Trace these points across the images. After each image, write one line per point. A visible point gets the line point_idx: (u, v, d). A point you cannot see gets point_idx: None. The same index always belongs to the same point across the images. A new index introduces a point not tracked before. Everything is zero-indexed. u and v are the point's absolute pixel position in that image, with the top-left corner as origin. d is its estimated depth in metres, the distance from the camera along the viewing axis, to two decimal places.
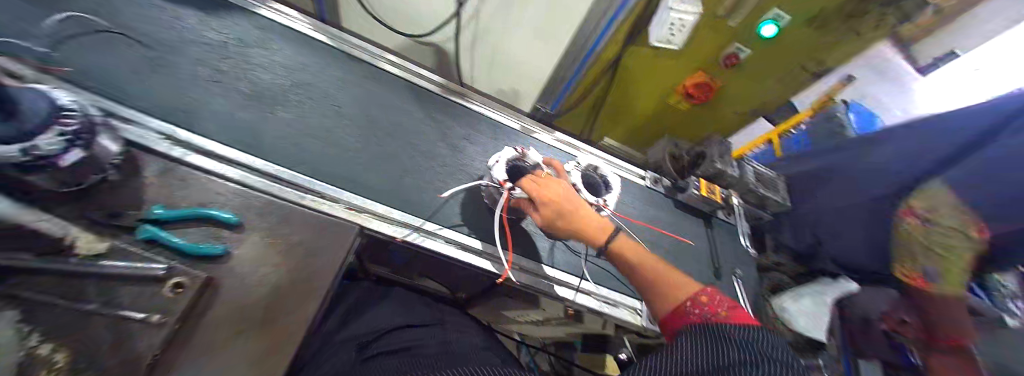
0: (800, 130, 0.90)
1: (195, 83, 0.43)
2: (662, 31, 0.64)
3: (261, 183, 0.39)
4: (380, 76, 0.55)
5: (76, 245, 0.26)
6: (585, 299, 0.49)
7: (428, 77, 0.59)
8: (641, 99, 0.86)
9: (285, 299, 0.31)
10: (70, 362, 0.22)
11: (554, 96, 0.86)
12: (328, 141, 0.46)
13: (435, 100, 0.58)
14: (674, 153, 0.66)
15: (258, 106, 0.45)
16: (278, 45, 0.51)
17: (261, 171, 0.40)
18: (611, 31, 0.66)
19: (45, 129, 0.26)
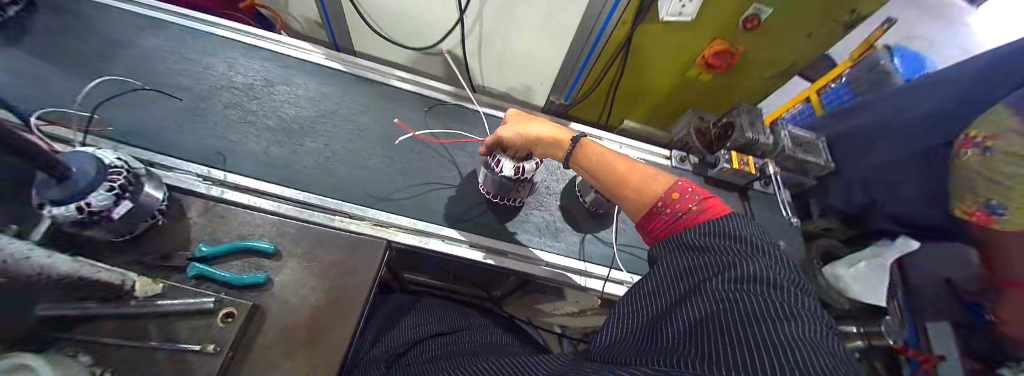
0: (838, 84, 0.83)
1: (227, 125, 0.46)
2: (671, 5, 0.62)
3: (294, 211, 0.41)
4: (393, 93, 0.56)
5: (136, 290, 0.27)
6: (615, 288, 0.47)
7: (439, 87, 0.60)
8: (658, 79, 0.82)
9: (321, 316, 0.32)
10: None
11: (566, 86, 0.85)
12: (354, 164, 0.48)
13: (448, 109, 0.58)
14: (699, 127, 0.65)
15: (288, 140, 0.47)
16: (298, 78, 0.53)
17: (291, 197, 0.42)
18: (619, 13, 0.64)
19: (96, 185, 0.28)
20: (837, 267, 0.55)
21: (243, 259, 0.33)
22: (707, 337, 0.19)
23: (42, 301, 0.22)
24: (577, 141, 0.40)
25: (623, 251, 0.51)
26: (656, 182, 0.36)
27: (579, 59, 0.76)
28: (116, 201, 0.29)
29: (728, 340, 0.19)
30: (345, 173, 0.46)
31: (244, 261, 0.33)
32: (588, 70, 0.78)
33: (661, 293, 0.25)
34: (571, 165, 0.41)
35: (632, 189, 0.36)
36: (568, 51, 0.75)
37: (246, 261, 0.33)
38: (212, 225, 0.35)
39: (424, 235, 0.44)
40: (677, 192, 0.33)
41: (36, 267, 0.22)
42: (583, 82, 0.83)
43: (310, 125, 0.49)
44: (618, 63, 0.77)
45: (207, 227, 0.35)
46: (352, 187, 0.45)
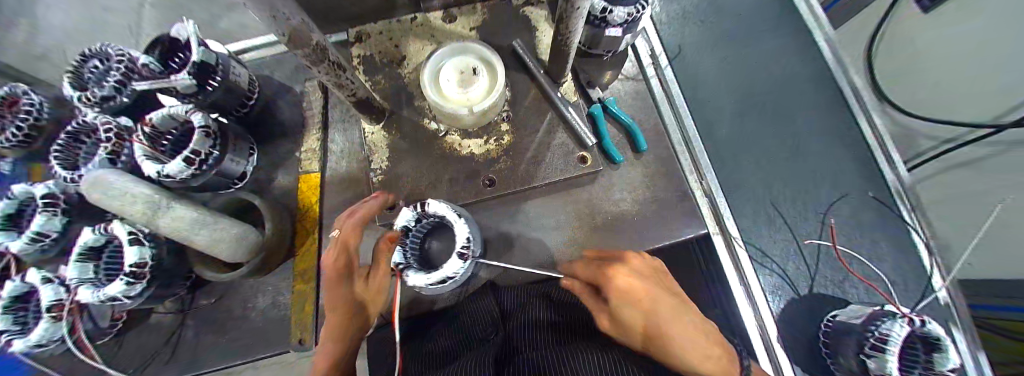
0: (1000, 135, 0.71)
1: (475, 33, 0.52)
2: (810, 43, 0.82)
3: (503, 113, 0.58)
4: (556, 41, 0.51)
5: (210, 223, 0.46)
6: (724, 258, 0.59)
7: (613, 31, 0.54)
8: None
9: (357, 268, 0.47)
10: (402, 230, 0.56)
11: (812, 94, 0.88)
12: (510, 115, 0.58)
13: (605, 61, 0.63)
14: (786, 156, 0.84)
15: (458, 74, 0.52)
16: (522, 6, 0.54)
17: (453, 108, 0.52)
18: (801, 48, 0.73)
19: (184, 78, 0.50)
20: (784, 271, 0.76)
21: (438, 125, 0.57)
22: (446, 348, 0.46)
23: (136, 221, 0.46)
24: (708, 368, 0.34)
25: (706, 252, 0.63)
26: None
27: (740, 57, 0.92)
28: (214, 121, 0.53)
29: (445, 343, 0.47)
30: (536, 109, 0.58)
31: (440, 127, 0.57)
32: (749, 71, 0.91)
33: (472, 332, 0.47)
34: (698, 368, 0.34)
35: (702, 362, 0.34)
36: (739, 55, 0.93)
37: (439, 129, 0.58)
38: (414, 129, 0.58)
39: (558, 172, 0.56)
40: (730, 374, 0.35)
41: (101, 198, 0.45)
42: (771, 76, 0.90)
43: (472, 48, 0.55)
44: (749, 75, 0.90)
45: (333, 64, 0.43)
46: (535, 129, 0.57)
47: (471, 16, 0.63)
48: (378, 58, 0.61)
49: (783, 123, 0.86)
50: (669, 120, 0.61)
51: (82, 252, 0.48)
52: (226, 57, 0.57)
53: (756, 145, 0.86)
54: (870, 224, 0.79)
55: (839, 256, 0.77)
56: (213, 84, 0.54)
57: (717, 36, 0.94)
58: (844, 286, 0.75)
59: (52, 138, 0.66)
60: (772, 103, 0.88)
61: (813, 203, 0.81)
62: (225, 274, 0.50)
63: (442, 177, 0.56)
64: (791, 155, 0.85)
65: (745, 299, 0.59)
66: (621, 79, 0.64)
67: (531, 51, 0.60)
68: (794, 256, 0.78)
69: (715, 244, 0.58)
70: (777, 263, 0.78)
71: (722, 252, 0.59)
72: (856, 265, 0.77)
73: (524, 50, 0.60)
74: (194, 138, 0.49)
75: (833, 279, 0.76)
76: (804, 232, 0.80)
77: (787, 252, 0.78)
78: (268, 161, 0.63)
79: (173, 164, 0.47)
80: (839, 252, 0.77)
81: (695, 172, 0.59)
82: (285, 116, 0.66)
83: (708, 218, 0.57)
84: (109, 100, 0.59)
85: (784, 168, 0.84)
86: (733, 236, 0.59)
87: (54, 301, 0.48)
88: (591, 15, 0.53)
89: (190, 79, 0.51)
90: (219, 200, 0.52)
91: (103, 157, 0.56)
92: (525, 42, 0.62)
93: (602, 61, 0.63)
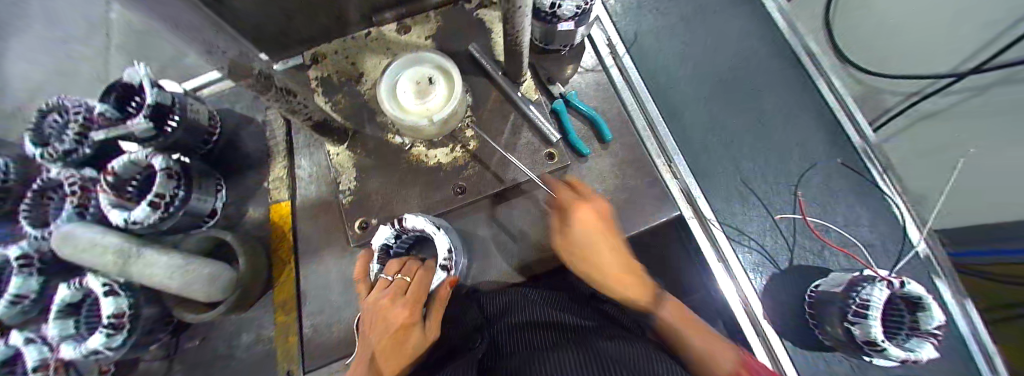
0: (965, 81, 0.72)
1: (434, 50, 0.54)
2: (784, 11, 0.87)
3: (467, 119, 0.58)
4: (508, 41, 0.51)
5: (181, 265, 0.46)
6: (701, 237, 0.59)
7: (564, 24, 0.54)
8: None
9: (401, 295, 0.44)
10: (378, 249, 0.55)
11: (779, 62, 0.88)
12: (474, 120, 0.58)
13: (563, 56, 0.63)
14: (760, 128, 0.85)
15: (415, 87, 0.52)
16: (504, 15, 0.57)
17: (413, 121, 0.51)
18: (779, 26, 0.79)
19: (140, 124, 0.50)
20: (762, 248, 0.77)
21: (402, 139, 0.57)
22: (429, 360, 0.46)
23: (111, 272, 0.47)
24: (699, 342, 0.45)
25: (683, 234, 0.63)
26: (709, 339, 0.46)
27: (705, 33, 0.93)
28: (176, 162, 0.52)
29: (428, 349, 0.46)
30: (499, 111, 0.58)
31: (405, 140, 0.57)
32: (715, 45, 0.91)
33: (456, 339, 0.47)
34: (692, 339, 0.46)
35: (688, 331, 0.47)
36: (703, 31, 0.93)
37: (404, 142, 0.57)
38: (379, 145, 0.57)
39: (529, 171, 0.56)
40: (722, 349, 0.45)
41: (82, 255, 0.47)
42: (736, 49, 0.90)
43: (426, 58, 0.55)
44: (715, 50, 0.90)
45: (282, 91, 0.42)
46: (500, 131, 0.57)
47: (425, 25, 0.63)
48: (336, 78, 0.61)
49: (753, 93, 0.87)
50: (633, 107, 0.62)
51: (60, 309, 0.48)
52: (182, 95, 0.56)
53: (730, 119, 0.86)
54: (848, 185, 0.80)
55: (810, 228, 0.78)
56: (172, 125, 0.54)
57: (680, 15, 0.94)
58: (823, 256, 0.75)
59: (21, 196, 0.65)
60: (740, 75, 0.89)
61: (792, 172, 0.82)
62: (204, 314, 0.50)
63: (412, 191, 0.56)
64: (765, 125, 0.85)
65: (726, 275, 0.60)
66: (582, 71, 0.64)
67: (488, 54, 0.60)
68: (768, 230, 0.78)
69: (690, 224, 0.59)
70: (754, 239, 0.78)
71: (698, 231, 0.59)
72: (835, 234, 0.77)
73: (481, 53, 0.60)
74: (157, 181, 0.49)
75: (812, 250, 0.76)
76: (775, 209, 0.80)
77: (762, 227, 0.78)
78: (238, 196, 0.62)
79: (138, 211, 0.47)
80: (811, 224, 0.77)
81: (663, 156, 0.59)
82: (250, 148, 0.65)
83: (681, 200, 0.58)
84: (71, 153, 0.57)
85: (760, 139, 0.84)
86: (707, 215, 0.59)
87: (39, 358, 0.50)
88: (541, 11, 0.53)
89: (147, 123, 0.50)
90: (191, 240, 0.52)
91: (71, 210, 0.57)
92: (481, 45, 0.62)
93: (561, 56, 0.63)
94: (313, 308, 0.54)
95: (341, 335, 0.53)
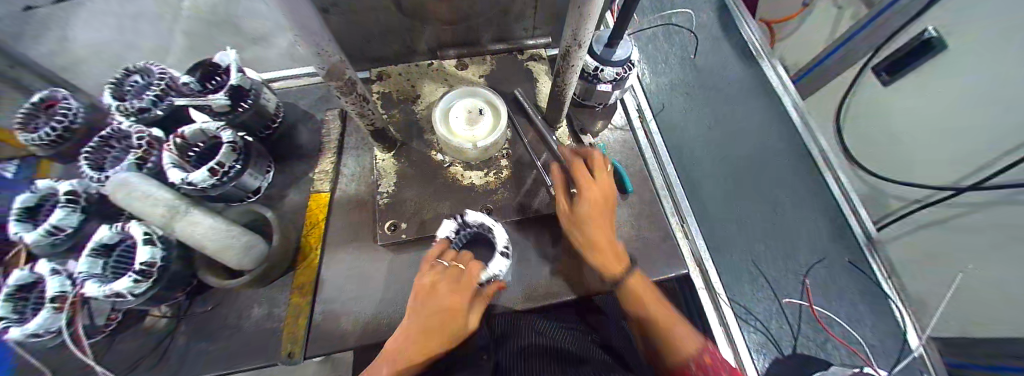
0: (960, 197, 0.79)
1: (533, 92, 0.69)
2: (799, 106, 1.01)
3: (503, 150, 0.65)
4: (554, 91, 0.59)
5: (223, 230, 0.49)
6: (704, 295, 0.63)
7: (601, 85, 0.63)
8: (675, 135, 1.04)
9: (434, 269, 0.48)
10: (401, 251, 0.60)
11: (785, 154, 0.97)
12: (509, 152, 0.64)
13: (595, 111, 0.71)
14: (765, 215, 0.94)
15: (466, 115, 0.59)
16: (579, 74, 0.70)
17: (458, 142, 0.58)
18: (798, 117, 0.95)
19: (219, 100, 0.57)
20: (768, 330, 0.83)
21: (444, 156, 0.64)
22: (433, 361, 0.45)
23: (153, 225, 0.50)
24: (687, 342, 0.48)
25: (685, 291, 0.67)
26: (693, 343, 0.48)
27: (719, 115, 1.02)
28: (240, 138, 0.58)
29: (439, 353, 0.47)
30: (534, 147, 0.65)
31: (446, 158, 0.64)
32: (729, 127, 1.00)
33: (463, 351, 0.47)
34: (681, 342, 0.48)
35: (671, 334, 0.50)
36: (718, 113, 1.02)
37: (444, 159, 0.64)
38: (421, 157, 0.64)
39: (553, 205, 0.61)
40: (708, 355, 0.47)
41: (126, 202, 0.50)
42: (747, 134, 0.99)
43: (479, 92, 0.63)
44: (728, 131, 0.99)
45: (360, 96, 0.49)
46: (530, 165, 0.63)
47: (480, 65, 0.73)
48: (396, 95, 0.69)
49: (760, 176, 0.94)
50: (652, 165, 0.68)
51: (94, 248, 0.51)
52: (258, 84, 0.64)
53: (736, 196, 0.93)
54: (848, 286, 0.85)
55: (818, 318, 0.84)
56: (244, 106, 0.61)
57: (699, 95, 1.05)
58: (826, 348, 0.81)
59: (83, 139, 0.70)
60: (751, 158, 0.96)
61: (794, 264, 0.89)
62: (226, 281, 0.53)
63: (442, 203, 0.61)
64: (765, 212, 0.94)
65: (724, 336, 0.63)
66: (610, 127, 0.71)
67: (531, 99, 0.69)
68: (776, 315, 0.85)
69: (694, 281, 0.63)
70: (761, 321, 0.85)
71: (701, 289, 0.63)
72: (839, 322, 0.83)
73: (524, 97, 0.68)
74: (222, 152, 0.54)
75: (816, 340, 0.82)
76: (785, 293, 0.87)
77: (771, 311, 0.85)
78: (282, 178, 0.68)
79: (196, 174, 0.51)
80: (818, 313, 0.83)
81: (675, 213, 0.65)
82: (302, 140, 0.72)
83: (688, 257, 0.62)
84: (145, 112, 0.65)
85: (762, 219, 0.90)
86: (710, 275, 0.64)
87: (59, 292, 0.50)
88: (585, 72, 0.61)
89: (226, 100, 0.57)
90: (232, 209, 0.57)
91: (131, 162, 0.61)
92: (527, 90, 0.71)
93: (594, 111, 0.71)
94: (331, 294, 0.57)
95: (351, 326, 0.55)
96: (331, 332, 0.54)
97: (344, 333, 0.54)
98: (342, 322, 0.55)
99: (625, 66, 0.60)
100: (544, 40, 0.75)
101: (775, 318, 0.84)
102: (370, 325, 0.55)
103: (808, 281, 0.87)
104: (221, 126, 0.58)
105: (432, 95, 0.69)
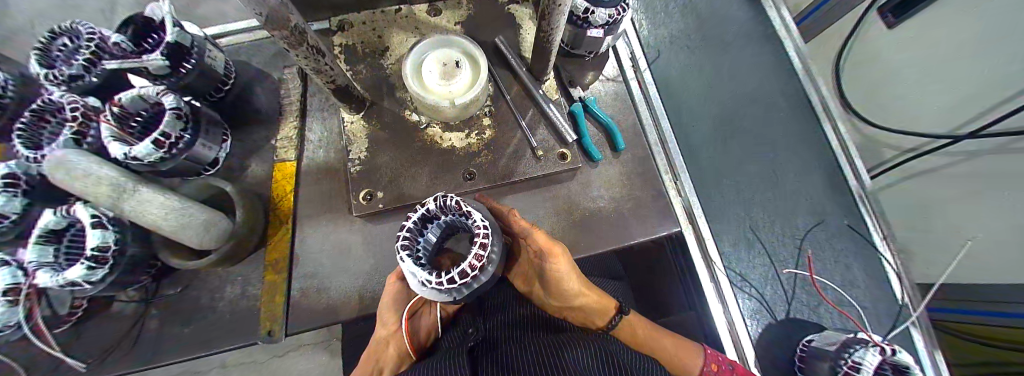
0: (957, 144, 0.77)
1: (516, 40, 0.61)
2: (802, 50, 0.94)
3: (486, 109, 0.59)
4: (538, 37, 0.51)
5: (173, 211, 0.43)
6: (698, 253, 0.62)
7: (594, 30, 0.55)
8: None
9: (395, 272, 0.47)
10: (380, 221, 0.56)
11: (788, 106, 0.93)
12: (493, 111, 0.59)
13: (586, 62, 0.65)
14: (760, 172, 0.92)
15: (441, 68, 0.52)
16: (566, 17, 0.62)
17: (434, 100, 0.51)
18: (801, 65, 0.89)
19: (153, 59, 0.48)
20: (763, 297, 0.87)
21: (420, 117, 0.58)
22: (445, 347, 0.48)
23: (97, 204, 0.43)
24: (685, 358, 0.57)
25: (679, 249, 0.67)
26: (698, 359, 0.58)
27: None
28: (186, 105, 0.51)
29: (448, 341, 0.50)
30: (521, 105, 0.59)
31: (422, 118, 0.58)
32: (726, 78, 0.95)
33: (469, 332, 0.50)
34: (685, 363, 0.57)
35: (671, 352, 0.58)
36: None
37: (420, 120, 0.58)
38: (394, 118, 0.58)
39: (542, 167, 0.57)
40: (713, 362, 0.58)
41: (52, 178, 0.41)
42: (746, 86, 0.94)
43: (455, 42, 0.55)
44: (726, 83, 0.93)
45: (313, 50, 0.41)
46: (516, 124, 0.58)
47: (455, 11, 0.64)
48: (360, 47, 0.61)
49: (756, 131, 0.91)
50: (647, 120, 0.64)
51: (42, 235, 0.46)
52: (199, 38, 0.55)
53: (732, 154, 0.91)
54: (834, 243, 0.90)
55: (815, 285, 0.88)
56: (187, 67, 0.52)
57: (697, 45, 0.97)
58: (819, 312, 0.86)
59: (18, 116, 0.62)
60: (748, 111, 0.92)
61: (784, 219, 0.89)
62: (193, 262, 0.49)
63: (422, 170, 0.56)
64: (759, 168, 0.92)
65: (715, 292, 0.64)
66: (603, 80, 0.65)
67: (515, 49, 0.62)
68: (772, 282, 0.89)
69: (688, 240, 0.62)
70: (755, 288, 0.89)
71: (695, 248, 0.62)
72: (837, 290, 0.87)
73: (507, 48, 0.61)
74: (165, 120, 0.47)
75: (809, 304, 0.87)
76: (783, 263, 0.90)
77: (766, 278, 0.90)
78: (243, 148, 0.62)
79: (140, 146, 0.44)
80: (816, 281, 0.88)
81: (670, 171, 0.62)
82: (263, 104, 0.65)
83: (682, 214, 0.60)
84: (77, 79, 0.56)
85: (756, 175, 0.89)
86: (705, 232, 0.62)
87: (11, 285, 0.45)
88: (574, 14, 0.54)
89: (163, 60, 0.49)
90: (186, 184, 0.51)
91: (68, 138, 0.53)
92: (509, 39, 0.63)
93: (584, 62, 0.65)
94: (313, 269, 0.54)
95: (336, 300, 0.53)
96: (316, 307, 0.52)
97: (329, 308, 0.52)
98: (326, 297, 0.53)
99: (620, 7, 0.53)
100: None
101: (770, 284, 0.89)
102: (357, 300, 0.53)
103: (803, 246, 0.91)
104: (162, 91, 0.50)
105: (403, 47, 0.61)
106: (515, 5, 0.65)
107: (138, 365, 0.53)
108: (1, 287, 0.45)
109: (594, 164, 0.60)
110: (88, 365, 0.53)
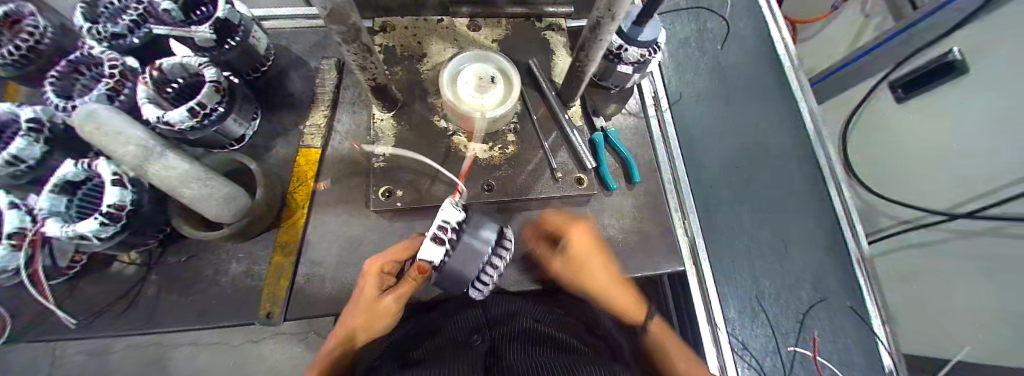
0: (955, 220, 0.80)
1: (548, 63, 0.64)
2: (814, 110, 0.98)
3: (511, 126, 0.61)
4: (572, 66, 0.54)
5: (195, 181, 0.43)
6: (697, 293, 0.63)
7: (624, 66, 0.58)
8: None
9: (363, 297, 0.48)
10: (392, 218, 0.57)
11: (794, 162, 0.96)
12: (517, 128, 0.61)
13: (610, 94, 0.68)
14: None
15: (478, 82, 0.54)
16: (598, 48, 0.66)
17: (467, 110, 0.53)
18: None
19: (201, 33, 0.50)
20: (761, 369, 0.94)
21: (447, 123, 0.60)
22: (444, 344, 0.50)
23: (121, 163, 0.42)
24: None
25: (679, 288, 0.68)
26: None
27: None
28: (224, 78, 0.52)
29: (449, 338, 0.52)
30: (545, 126, 0.61)
31: (450, 125, 0.59)
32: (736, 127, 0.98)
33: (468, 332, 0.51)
34: None
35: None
36: None
37: (447, 127, 0.60)
38: (422, 120, 0.59)
39: (558, 190, 0.58)
40: None
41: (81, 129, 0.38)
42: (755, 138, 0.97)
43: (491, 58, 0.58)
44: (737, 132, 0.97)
45: (364, 47, 0.43)
46: (538, 143, 0.60)
47: (493, 29, 0.67)
48: (400, 50, 0.63)
49: None
50: (663, 157, 0.66)
51: (58, 184, 0.46)
52: (247, 18, 0.56)
53: None
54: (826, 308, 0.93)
55: (817, 365, 0.91)
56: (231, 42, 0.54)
57: None
58: None
59: (51, 63, 0.62)
60: None
61: None
62: (202, 232, 0.49)
63: (442, 174, 0.57)
64: None
65: (709, 334, 0.65)
66: (624, 113, 0.68)
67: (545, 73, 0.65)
68: (771, 354, 0.94)
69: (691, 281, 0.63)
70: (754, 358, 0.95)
71: (695, 289, 0.63)
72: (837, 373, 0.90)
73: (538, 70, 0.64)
74: (204, 92, 0.48)
75: None
76: (785, 338, 0.95)
77: (766, 348, 0.95)
78: (270, 128, 0.63)
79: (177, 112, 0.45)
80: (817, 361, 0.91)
81: (679, 209, 0.64)
82: (295, 88, 0.67)
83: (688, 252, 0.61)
84: (119, 38, 0.58)
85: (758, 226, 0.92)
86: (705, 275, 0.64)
87: (17, 229, 0.44)
88: (608, 50, 0.57)
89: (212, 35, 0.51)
90: (211, 155, 0.51)
91: (101, 92, 0.54)
92: (540, 62, 0.66)
93: (609, 95, 0.68)
94: (322, 257, 0.55)
95: (339, 291, 0.53)
96: (320, 295, 0.53)
97: (332, 297, 0.53)
98: (331, 286, 0.53)
99: (652, 48, 0.55)
100: (566, 10, 0.69)
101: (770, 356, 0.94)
102: None
103: (803, 319, 0.94)
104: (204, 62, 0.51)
105: (439, 54, 0.64)
106: (550, 32, 0.68)
107: (127, 329, 0.52)
108: (6, 231, 0.44)
109: (608, 193, 0.62)
110: (77, 321, 0.52)
